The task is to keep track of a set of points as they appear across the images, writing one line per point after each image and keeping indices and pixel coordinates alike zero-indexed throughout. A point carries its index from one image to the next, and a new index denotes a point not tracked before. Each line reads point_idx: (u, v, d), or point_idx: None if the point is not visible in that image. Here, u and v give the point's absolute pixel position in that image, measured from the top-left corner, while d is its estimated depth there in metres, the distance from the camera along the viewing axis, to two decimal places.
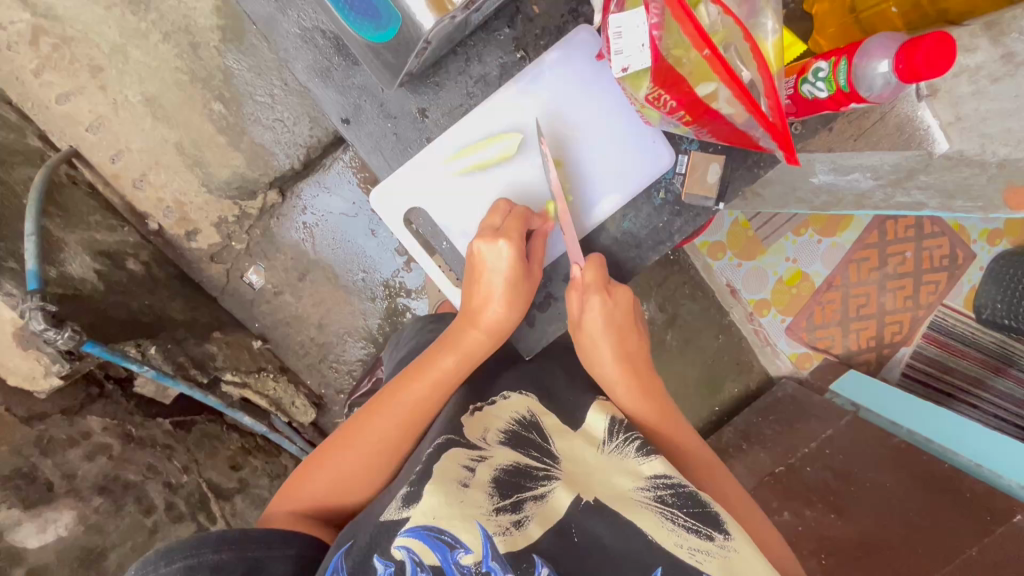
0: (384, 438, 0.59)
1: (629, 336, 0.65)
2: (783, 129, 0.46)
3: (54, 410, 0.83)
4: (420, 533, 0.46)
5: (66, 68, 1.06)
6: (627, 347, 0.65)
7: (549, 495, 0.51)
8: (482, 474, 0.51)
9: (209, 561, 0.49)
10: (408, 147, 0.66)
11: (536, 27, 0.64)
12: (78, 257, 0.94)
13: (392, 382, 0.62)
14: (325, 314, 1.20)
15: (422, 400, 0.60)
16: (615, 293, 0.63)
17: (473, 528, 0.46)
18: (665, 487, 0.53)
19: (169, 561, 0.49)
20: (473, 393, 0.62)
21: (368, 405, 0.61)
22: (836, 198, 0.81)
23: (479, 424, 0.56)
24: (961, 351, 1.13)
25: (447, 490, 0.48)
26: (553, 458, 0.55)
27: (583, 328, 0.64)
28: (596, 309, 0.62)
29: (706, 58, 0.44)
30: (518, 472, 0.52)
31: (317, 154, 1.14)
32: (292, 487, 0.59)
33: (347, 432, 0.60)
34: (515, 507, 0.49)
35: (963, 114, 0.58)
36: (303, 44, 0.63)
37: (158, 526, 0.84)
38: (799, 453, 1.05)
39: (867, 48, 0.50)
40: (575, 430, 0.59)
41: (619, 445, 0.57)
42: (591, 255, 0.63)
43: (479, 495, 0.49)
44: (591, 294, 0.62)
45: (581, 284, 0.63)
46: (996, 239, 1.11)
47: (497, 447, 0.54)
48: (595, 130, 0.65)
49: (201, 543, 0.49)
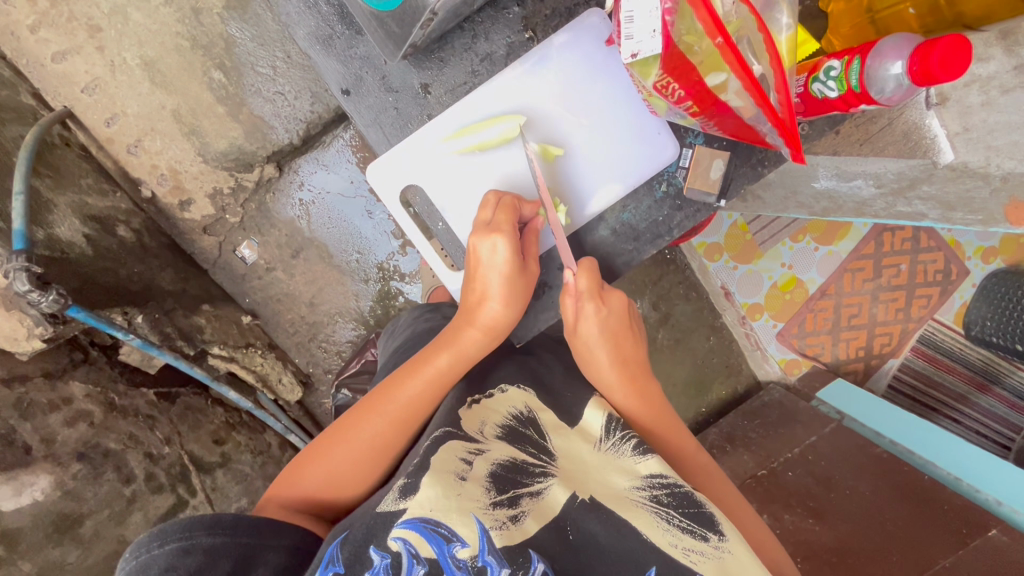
0: (377, 434, 0.58)
1: (626, 341, 0.65)
2: (792, 126, 0.45)
3: (36, 372, 0.82)
4: (416, 525, 0.46)
5: (65, 26, 1.03)
6: (624, 353, 0.64)
7: (546, 491, 0.51)
8: (479, 468, 0.51)
9: (203, 543, 0.47)
10: (408, 122, 0.65)
11: (546, 8, 0.63)
12: (68, 220, 0.92)
13: (389, 377, 0.61)
14: (317, 293, 1.19)
15: (416, 398, 0.59)
16: (608, 300, 0.63)
17: (471, 522, 0.46)
18: (660, 487, 0.53)
19: (163, 543, 0.47)
20: (472, 385, 0.61)
21: (365, 400, 0.61)
22: (836, 205, 0.79)
23: (476, 417, 0.56)
24: (947, 366, 1.14)
25: (446, 481, 0.48)
26: (549, 455, 0.55)
27: (579, 336, 0.64)
28: (591, 316, 0.62)
29: (718, 46, 0.43)
30: (515, 468, 0.52)
31: (317, 130, 1.13)
32: (286, 478, 0.58)
33: (343, 427, 0.59)
34: (511, 502, 0.49)
35: (970, 125, 0.58)
36: (307, 10, 0.62)
37: (136, 496, 0.83)
38: (782, 458, 1.05)
39: (880, 49, 0.49)
40: (573, 427, 0.59)
41: (616, 444, 0.57)
42: (584, 259, 0.62)
43: (477, 489, 0.49)
44: (584, 301, 0.62)
45: (576, 291, 0.62)
46: (990, 257, 1.11)
47: (495, 441, 0.54)
48: (599, 117, 0.65)
49: (193, 526, 0.48)
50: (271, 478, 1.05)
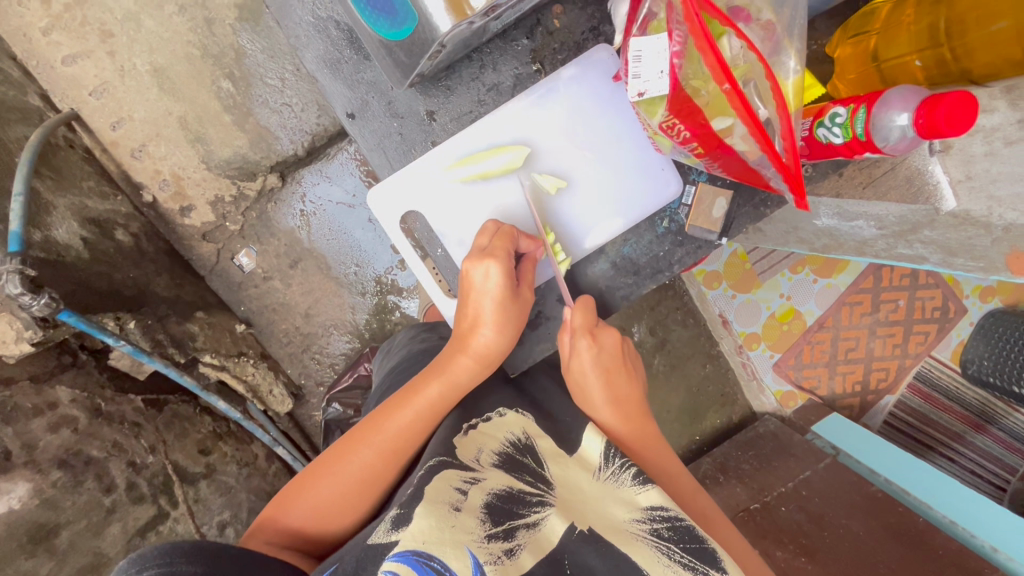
0: (364, 466, 0.57)
1: (618, 376, 0.64)
2: (796, 171, 0.44)
3: (23, 376, 0.80)
4: (408, 558, 0.43)
5: (77, 30, 1.04)
6: (616, 389, 0.63)
7: (543, 522, 0.49)
8: (474, 498, 0.49)
9: (182, 571, 0.45)
10: (411, 148, 0.65)
11: (555, 41, 0.63)
12: (65, 222, 0.91)
13: (378, 408, 0.60)
14: (313, 304, 1.18)
15: (405, 428, 0.58)
16: (600, 337, 0.62)
17: (464, 555, 0.44)
18: (661, 521, 0.51)
19: (140, 570, 0.45)
20: (468, 411, 0.60)
21: (352, 431, 0.60)
22: (836, 242, 0.78)
23: (472, 444, 0.55)
24: (944, 405, 1.13)
25: (440, 512, 0.46)
26: (547, 483, 0.53)
27: (571, 371, 0.64)
28: (584, 352, 0.62)
29: (725, 92, 0.42)
30: (511, 498, 0.50)
31: (322, 142, 1.13)
32: (271, 512, 0.57)
33: (330, 458, 0.58)
34: (507, 534, 0.47)
35: (973, 173, 0.59)
36: (317, 33, 0.63)
37: (116, 506, 0.80)
38: (775, 492, 1.03)
39: (887, 98, 0.49)
40: (570, 454, 0.58)
41: (615, 472, 0.55)
42: (580, 297, 0.62)
43: (471, 520, 0.46)
44: (579, 337, 0.61)
45: (571, 327, 0.62)
46: (988, 297, 1.11)
47: (491, 469, 0.52)
48: (604, 151, 0.65)
49: (173, 552, 0.46)
50: (255, 491, 1.03)
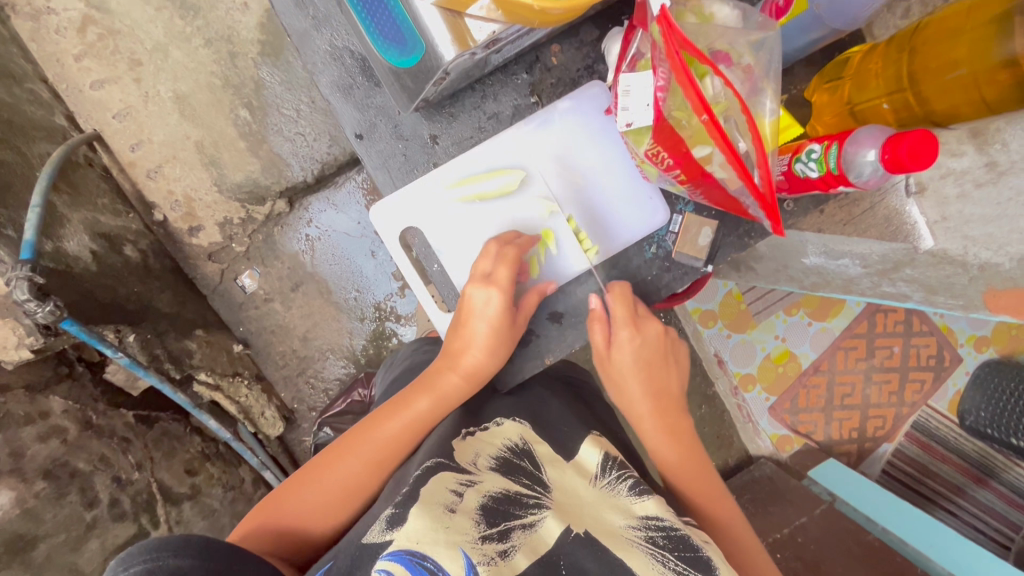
0: (350, 476, 0.58)
1: (658, 369, 0.69)
2: (771, 199, 0.47)
3: (18, 384, 0.80)
4: (402, 558, 0.44)
5: (108, 57, 1.11)
6: (655, 380, 0.69)
7: (538, 524, 0.49)
8: (469, 500, 0.49)
9: (170, 565, 0.46)
10: (414, 168, 0.68)
11: (553, 76, 0.68)
12: (77, 235, 0.94)
13: (366, 420, 0.62)
14: (311, 328, 1.20)
15: (392, 440, 0.59)
16: (643, 328, 0.66)
17: (458, 556, 0.44)
18: (657, 529, 0.51)
19: (128, 566, 0.46)
20: (468, 417, 0.60)
21: (339, 443, 0.61)
22: (824, 280, 0.81)
23: (470, 448, 0.55)
24: (942, 455, 1.10)
25: (434, 513, 0.46)
26: (543, 486, 0.53)
27: (611, 361, 0.68)
28: (624, 343, 0.66)
29: (704, 122, 0.45)
30: (507, 500, 0.50)
31: (331, 171, 1.17)
32: (255, 519, 0.57)
33: (317, 468, 0.59)
34: (502, 535, 0.47)
35: (947, 215, 0.61)
36: (332, 61, 0.67)
37: (96, 522, 0.79)
38: (769, 538, 1.01)
39: (856, 137, 0.52)
40: (568, 461, 0.58)
41: (612, 481, 0.56)
42: (618, 283, 0.65)
43: (466, 521, 0.46)
44: (619, 329, 0.65)
45: (613, 318, 0.65)
46: (983, 346, 1.08)
47: (487, 473, 0.52)
48: (596, 179, 0.68)
49: (162, 545, 0.46)
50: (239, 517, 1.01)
